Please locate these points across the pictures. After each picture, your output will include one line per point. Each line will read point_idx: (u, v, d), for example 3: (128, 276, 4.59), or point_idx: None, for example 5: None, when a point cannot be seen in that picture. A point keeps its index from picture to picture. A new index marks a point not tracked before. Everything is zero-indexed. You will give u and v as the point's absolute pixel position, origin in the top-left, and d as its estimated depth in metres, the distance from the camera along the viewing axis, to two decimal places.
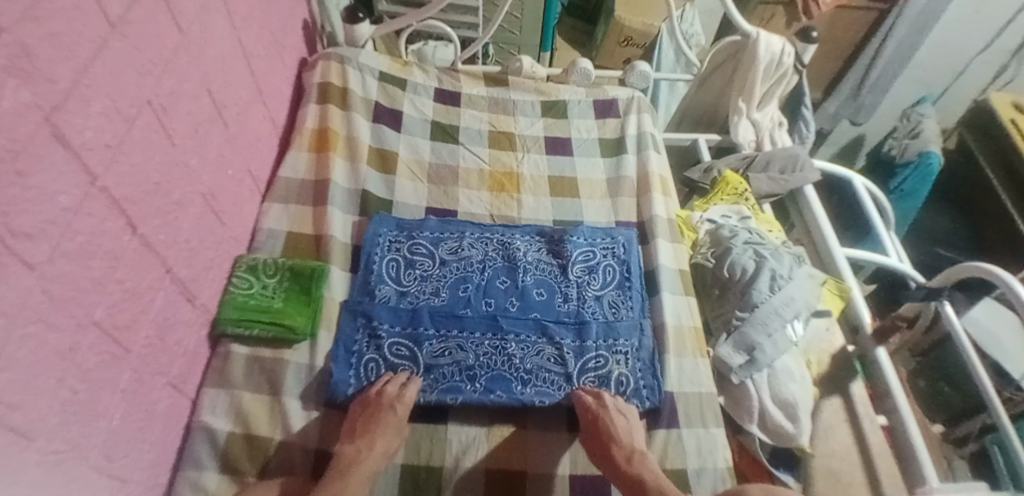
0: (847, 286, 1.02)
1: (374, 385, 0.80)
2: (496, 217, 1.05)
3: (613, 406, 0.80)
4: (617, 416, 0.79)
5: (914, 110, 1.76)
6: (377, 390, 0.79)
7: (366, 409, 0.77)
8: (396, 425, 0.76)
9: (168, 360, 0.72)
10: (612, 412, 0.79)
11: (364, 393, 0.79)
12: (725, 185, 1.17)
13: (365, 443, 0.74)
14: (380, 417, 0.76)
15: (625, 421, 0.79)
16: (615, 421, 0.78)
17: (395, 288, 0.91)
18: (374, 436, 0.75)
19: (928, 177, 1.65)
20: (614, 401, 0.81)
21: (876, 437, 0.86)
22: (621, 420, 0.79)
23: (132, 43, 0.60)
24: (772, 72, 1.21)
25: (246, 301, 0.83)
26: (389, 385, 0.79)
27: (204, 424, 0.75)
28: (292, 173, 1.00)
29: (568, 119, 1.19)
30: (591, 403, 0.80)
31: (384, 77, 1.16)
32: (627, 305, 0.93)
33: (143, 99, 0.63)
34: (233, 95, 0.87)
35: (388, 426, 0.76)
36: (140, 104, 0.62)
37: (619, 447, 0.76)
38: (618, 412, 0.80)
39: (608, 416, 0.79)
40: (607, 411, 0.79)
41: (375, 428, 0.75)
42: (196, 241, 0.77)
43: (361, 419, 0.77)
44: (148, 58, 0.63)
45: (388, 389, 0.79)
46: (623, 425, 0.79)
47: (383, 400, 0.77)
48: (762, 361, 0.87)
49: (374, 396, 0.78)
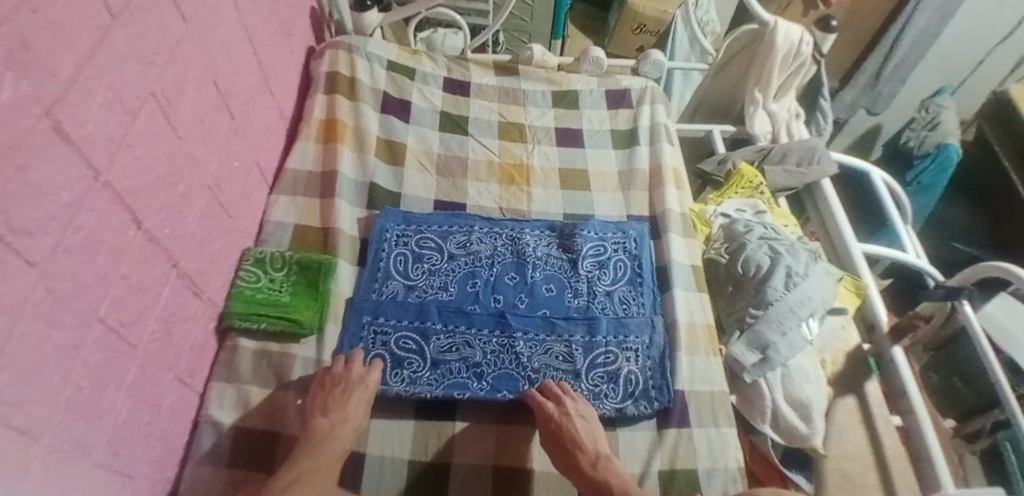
0: (864, 283, 0.99)
1: (337, 361, 0.78)
2: (506, 210, 1.03)
3: (572, 409, 0.77)
4: (577, 420, 0.76)
5: (932, 102, 1.71)
6: (341, 367, 0.78)
7: (334, 384, 0.76)
8: (365, 401, 0.76)
9: (175, 354, 0.71)
10: (569, 417, 0.76)
11: (329, 370, 0.78)
12: (740, 178, 1.14)
13: (340, 417, 0.73)
14: (350, 392, 0.75)
15: (581, 425, 0.76)
16: (573, 425, 0.75)
17: (403, 282, 0.90)
18: (347, 410, 0.73)
19: (946, 169, 1.61)
20: (575, 403, 0.79)
21: (891, 439, 0.85)
22: (582, 423, 0.77)
23: (134, 32, 0.59)
24: (790, 62, 1.18)
25: (254, 295, 0.83)
26: (356, 361, 0.79)
27: (213, 419, 0.75)
28: (299, 164, 0.99)
29: (579, 109, 1.17)
30: (556, 409, 0.77)
31: (393, 66, 1.14)
32: (638, 301, 0.92)
33: (146, 91, 0.62)
34: (239, 85, 0.85)
35: (361, 401, 0.75)
36: (143, 96, 0.61)
37: (583, 453, 0.74)
38: (576, 415, 0.77)
39: (568, 423, 0.75)
40: (566, 416, 0.76)
41: (347, 403, 0.74)
42: (203, 233, 0.77)
43: (330, 394, 0.75)
44: (151, 49, 0.62)
45: (353, 367, 0.78)
46: (585, 428, 0.77)
47: (353, 377, 0.77)
48: (776, 359, 0.85)
49: (342, 374, 0.77)
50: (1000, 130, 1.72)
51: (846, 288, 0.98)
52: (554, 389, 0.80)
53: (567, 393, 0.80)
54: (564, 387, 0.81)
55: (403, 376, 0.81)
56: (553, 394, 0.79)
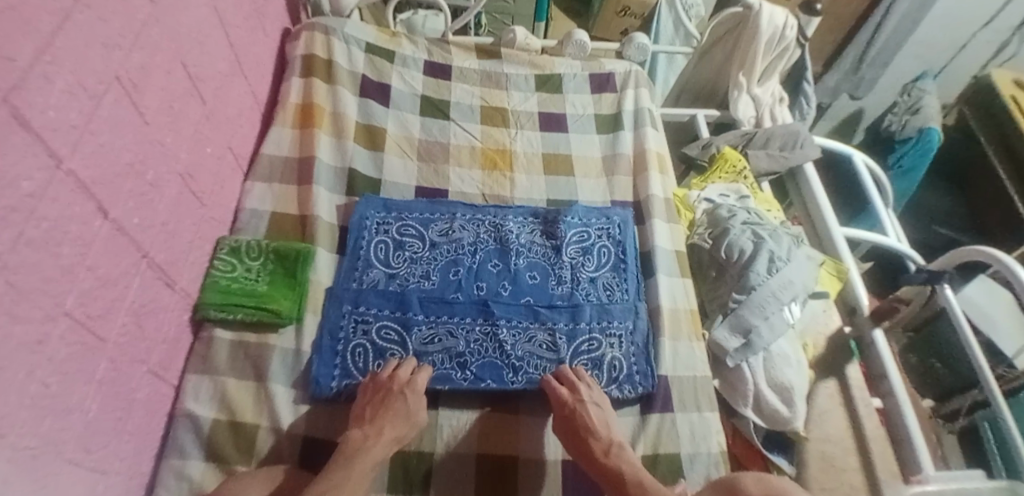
0: (846, 267, 1.00)
1: (382, 371, 0.77)
2: (488, 197, 1.01)
3: (589, 397, 0.77)
4: (592, 407, 0.76)
5: (914, 86, 1.73)
6: (386, 375, 0.77)
7: (377, 394, 0.75)
8: (407, 412, 0.73)
9: (147, 347, 0.69)
10: (584, 404, 0.76)
11: (374, 378, 0.77)
12: (724, 163, 1.14)
13: (374, 429, 0.71)
14: (389, 402, 0.73)
15: (602, 416, 0.76)
16: (587, 412, 0.75)
17: (383, 271, 0.88)
18: (383, 422, 0.72)
19: (927, 153, 1.64)
20: (595, 394, 0.78)
21: (871, 422, 0.86)
22: (596, 411, 0.76)
23: (97, 15, 0.56)
24: (774, 45, 1.17)
25: (229, 285, 0.80)
26: (401, 370, 0.77)
27: (188, 412, 0.73)
28: (275, 149, 0.96)
29: (563, 94, 1.15)
30: (569, 395, 0.77)
31: (372, 49, 1.11)
32: (621, 287, 0.91)
33: (110, 74, 0.59)
34: (210, 68, 0.82)
35: (399, 410, 0.73)
36: (108, 81, 0.58)
37: (600, 443, 0.73)
38: (592, 402, 0.77)
39: (583, 410, 0.75)
40: (580, 403, 0.76)
41: (385, 414, 0.72)
42: (174, 223, 0.74)
43: (372, 404, 0.74)
44: (116, 32, 0.59)
45: (399, 374, 0.76)
46: (598, 415, 0.76)
47: (393, 386, 0.75)
48: (758, 344, 0.85)
49: (385, 381, 0.76)
50: (982, 116, 1.76)
51: (828, 272, 1.00)
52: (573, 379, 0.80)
53: (584, 379, 0.80)
54: (580, 373, 0.81)
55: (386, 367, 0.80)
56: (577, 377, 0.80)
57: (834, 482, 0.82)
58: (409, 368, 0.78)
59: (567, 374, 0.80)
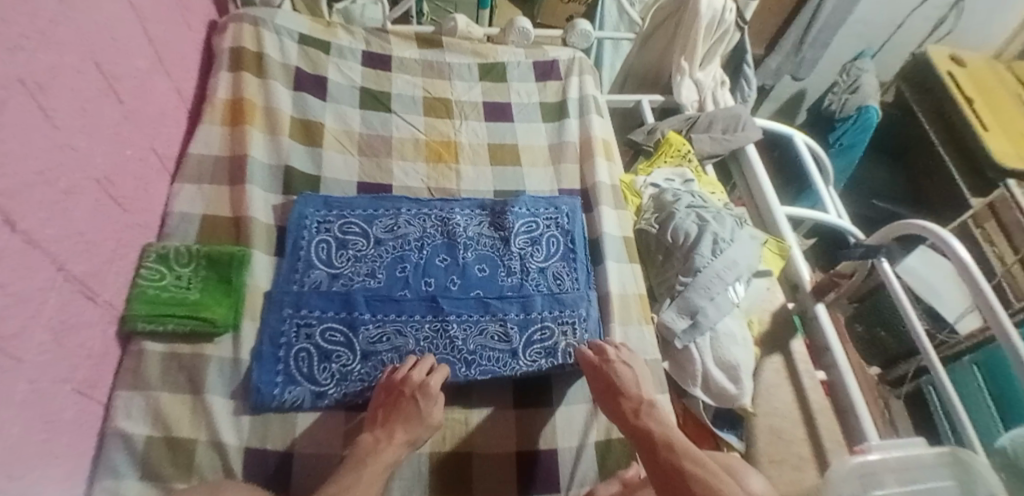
0: (787, 245, 1.03)
1: (401, 369, 0.76)
2: (434, 190, 0.99)
3: (617, 361, 0.78)
4: (622, 367, 0.77)
5: (854, 65, 1.78)
6: (399, 376, 0.75)
7: (390, 396, 0.73)
8: (420, 415, 0.72)
9: (70, 365, 0.64)
10: (614, 366, 0.77)
11: (389, 379, 0.75)
12: (668, 147, 1.15)
13: (386, 433, 0.70)
14: (402, 405, 0.72)
15: (633, 378, 0.77)
16: (616, 374, 0.76)
17: (326, 271, 0.85)
18: (395, 425, 0.71)
19: (868, 129, 1.69)
20: (628, 358, 0.79)
21: (817, 393, 0.89)
22: (627, 371, 0.77)
23: None
24: (714, 29, 1.19)
25: (158, 294, 0.75)
26: (414, 372, 0.75)
27: (119, 431, 0.68)
28: (204, 149, 0.91)
29: (507, 83, 1.14)
30: (603, 358, 0.78)
31: (305, 40, 1.06)
32: (572, 276, 0.91)
33: (12, 77, 0.53)
34: (128, 64, 0.76)
35: (411, 416, 0.71)
36: (10, 83, 0.53)
37: (632, 405, 0.74)
38: (624, 364, 0.78)
39: (610, 374, 0.76)
40: (608, 366, 0.77)
41: (397, 419, 0.71)
42: (94, 232, 0.68)
43: (385, 406, 0.73)
44: (17, 31, 0.54)
45: (413, 377, 0.74)
46: (630, 375, 0.77)
47: (405, 388, 0.73)
48: (705, 324, 0.87)
49: (397, 384, 0.74)
50: (920, 93, 1.85)
51: (771, 250, 1.02)
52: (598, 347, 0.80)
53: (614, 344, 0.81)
54: (613, 342, 0.83)
55: (332, 370, 0.78)
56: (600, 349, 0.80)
57: (783, 453, 0.86)
58: (427, 365, 0.78)
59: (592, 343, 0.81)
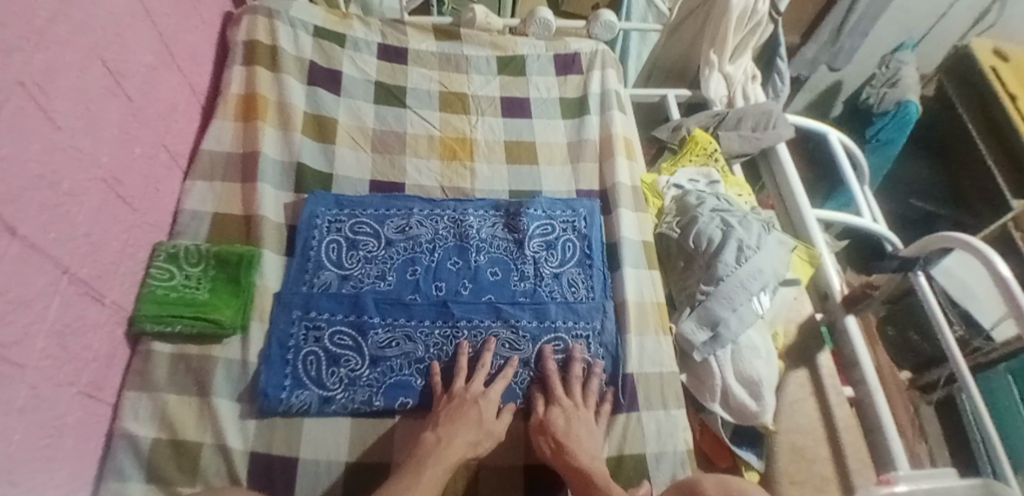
0: (818, 251, 0.97)
1: (458, 379, 0.76)
2: (448, 189, 0.97)
3: (571, 406, 0.76)
4: (574, 424, 0.74)
5: (894, 57, 1.67)
6: (461, 386, 0.76)
7: (452, 402, 0.74)
8: (480, 420, 0.72)
9: (75, 368, 0.64)
10: (564, 410, 0.75)
11: (449, 388, 0.76)
12: (694, 145, 1.10)
13: (445, 432, 0.69)
14: (464, 410, 0.72)
15: (578, 423, 0.74)
16: (562, 419, 0.74)
17: (336, 272, 0.84)
18: (457, 427, 0.70)
19: (905, 126, 1.61)
20: (587, 406, 0.77)
21: (843, 411, 0.85)
22: (583, 427, 0.74)
23: None
24: (746, 21, 1.12)
25: (167, 295, 0.75)
26: (474, 381, 0.76)
27: (126, 431, 0.69)
28: (216, 145, 0.90)
29: (526, 76, 1.10)
30: (560, 399, 0.76)
31: (320, 32, 1.04)
32: (587, 284, 0.88)
33: (8, 80, 0.52)
34: (135, 60, 0.75)
35: (472, 420, 0.71)
36: (6, 85, 0.52)
37: (580, 449, 0.71)
38: (576, 409, 0.76)
39: (558, 418, 0.74)
40: (559, 409, 0.75)
41: (458, 421, 0.71)
42: (100, 233, 0.68)
43: (447, 411, 0.73)
44: (15, 33, 0.53)
45: (473, 385, 0.75)
46: (583, 430, 0.73)
47: (469, 394, 0.74)
48: (726, 336, 0.82)
49: (460, 391, 0.75)
50: (961, 86, 1.75)
51: (799, 257, 0.98)
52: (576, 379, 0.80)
53: (580, 378, 0.80)
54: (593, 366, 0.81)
55: (340, 375, 0.76)
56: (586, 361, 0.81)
57: (804, 473, 0.82)
58: (487, 365, 0.78)
59: (573, 369, 0.80)
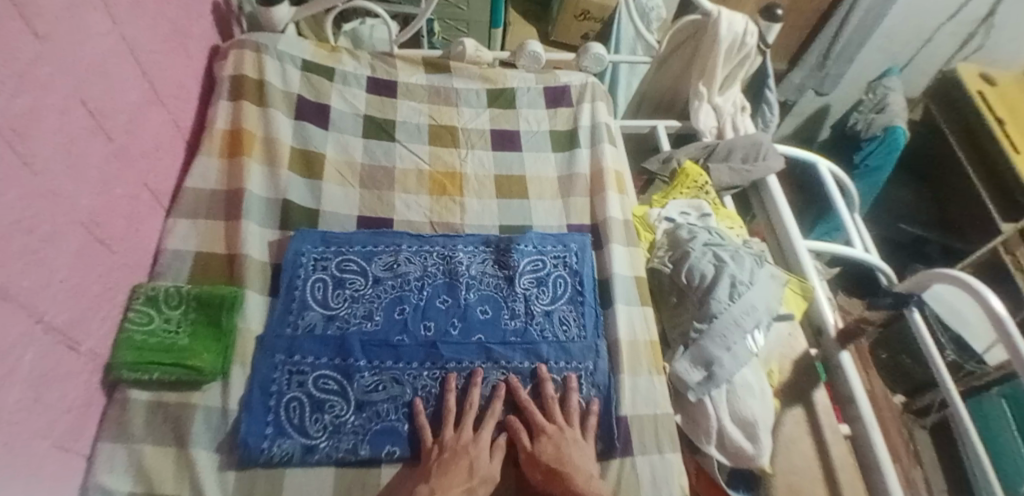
0: (811, 285, 0.97)
1: (447, 428, 0.74)
2: (437, 225, 0.95)
3: (555, 430, 0.75)
4: (566, 450, 0.73)
5: (880, 83, 1.70)
6: (451, 435, 0.74)
7: (444, 454, 0.72)
8: (472, 468, 0.71)
9: (49, 420, 0.61)
10: (551, 437, 0.74)
11: (439, 439, 0.74)
12: (684, 178, 1.10)
13: (438, 485, 0.68)
14: (456, 461, 0.70)
15: (569, 447, 0.74)
16: (551, 447, 0.74)
17: (321, 313, 0.81)
18: (451, 480, 0.68)
19: (893, 151, 1.61)
20: (572, 427, 0.77)
21: (839, 449, 0.83)
22: (576, 447, 0.74)
23: None
24: (734, 53, 1.13)
25: (145, 340, 0.72)
26: (464, 428, 0.74)
27: (100, 485, 0.66)
28: (201, 183, 0.88)
29: (516, 109, 1.10)
30: (544, 428, 0.75)
31: (309, 67, 1.03)
32: (579, 322, 0.86)
33: None
34: (118, 99, 0.74)
35: (464, 470, 0.70)
36: None
37: (575, 470, 0.72)
38: (563, 432, 0.75)
39: (547, 447, 0.74)
40: (546, 438, 0.74)
41: (450, 472, 0.69)
42: (79, 278, 0.65)
43: (439, 463, 0.71)
44: None
45: (463, 434, 0.74)
46: (577, 450, 0.74)
47: (460, 445, 0.72)
48: (721, 375, 0.80)
49: (451, 441, 0.73)
50: (949, 112, 1.77)
51: (793, 290, 0.96)
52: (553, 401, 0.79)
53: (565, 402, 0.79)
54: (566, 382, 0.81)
55: (324, 422, 0.74)
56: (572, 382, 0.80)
57: None
58: (475, 404, 0.77)
59: (547, 389, 0.79)
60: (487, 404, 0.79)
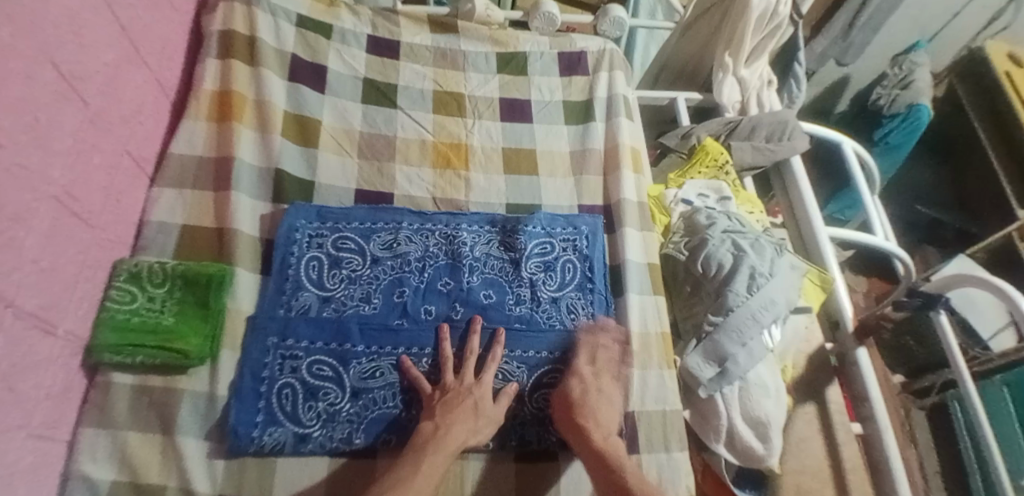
0: (831, 277, 0.91)
1: (448, 373, 0.73)
2: (440, 201, 0.89)
3: (590, 376, 0.75)
4: (592, 403, 0.72)
5: (906, 58, 1.58)
6: (452, 378, 0.72)
7: (446, 396, 0.70)
8: (476, 411, 0.70)
9: (24, 410, 0.57)
10: (582, 381, 0.74)
11: (441, 381, 0.72)
12: (704, 155, 1.03)
13: (443, 420, 0.68)
14: (461, 402, 0.70)
15: (594, 396, 0.73)
16: (580, 390, 0.73)
17: (316, 294, 0.77)
18: (455, 419, 0.68)
19: (915, 131, 1.54)
20: (608, 378, 0.76)
21: (850, 450, 0.81)
22: (601, 405, 0.73)
23: None
24: (766, 22, 1.04)
25: (128, 320, 0.68)
26: (466, 372, 0.73)
27: (84, 473, 0.63)
28: (187, 149, 0.82)
29: (528, 76, 1.02)
30: (580, 370, 0.75)
31: (304, 22, 0.95)
32: (588, 311, 0.82)
33: None
34: (93, 59, 0.66)
35: (469, 410, 0.69)
36: None
37: (594, 426, 0.70)
38: (596, 380, 0.75)
39: (576, 388, 0.74)
40: (578, 380, 0.74)
41: (455, 413, 0.68)
42: (52, 259, 0.60)
43: (443, 401, 0.70)
44: None
45: (466, 376, 0.73)
46: (602, 404, 0.73)
47: (463, 387, 0.71)
48: (734, 372, 0.77)
49: (453, 383, 0.72)
50: (972, 90, 1.68)
51: (811, 281, 0.91)
52: (594, 344, 0.78)
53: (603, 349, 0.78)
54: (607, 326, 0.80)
55: (318, 410, 0.70)
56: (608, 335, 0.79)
57: None
58: (475, 351, 0.75)
59: (585, 343, 0.78)
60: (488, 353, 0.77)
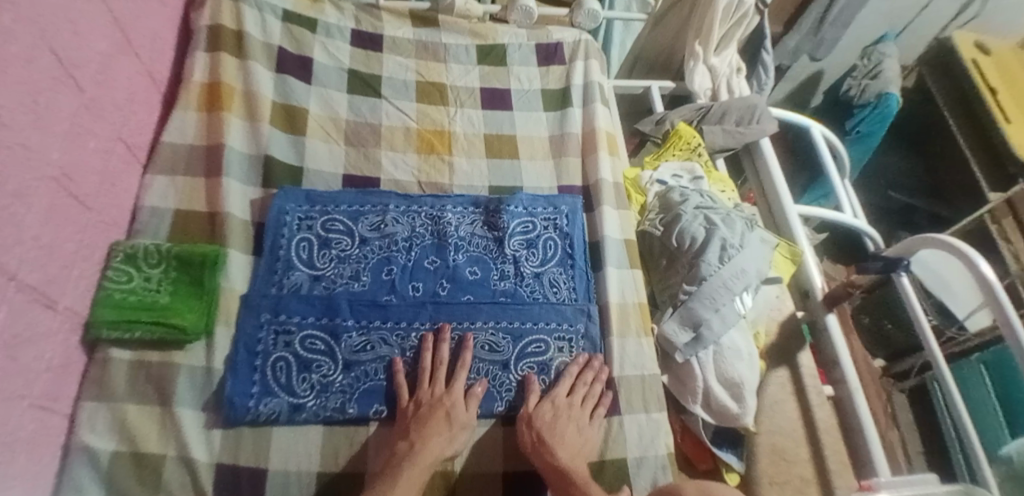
0: (800, 250, 0.96)
1: (422, 383, 0.74)
2: (425, 185, 0.93)
3: (564, 403, 0.76)
4: (562, 427, 0.74)
5: (875, 49, 1.64)
6: (427, 391, 0.74)
7: (420, 410, 0.72)
8: (450, 428, 0.71)
9: (26, 380, 0.59)
10: (554, 407, 0.75)
11: (416, 396, 0.74)
12: (678, 140, 1.08)
13: (418, 436, 0.69)
14: (433, 419, 0.71)
15: (564, 421, 0.74)
16: (550, 415, 0.75)
17: (307, 273, 0.80)
18: (429, 434, 0.69)
19: (885, 119, 1.59)
20: (582, 410, 0.76)
21: (824, 411, 0.84)
22: (573, 432, 0.74)
23: None
24: (732, 12, 1.09)
25: (125, 299, 0.71)
26: (437, 385, 0.74)
27: (84, 444, 0.65)
28: (178, 137, 0.85)
29: (507, 66, 1.06)
30: (554, 397, 0.76)
31: (290, 17, 0.99)
32: (570, 285, 0.86)
33: None
34: (87, 49, 0.69)
35: (443, 420, 0.71)
36: None
37: (561, 447, 0.72)
38: (570, 407, 0.76)
39: (546, 413, 0.75)
40: (550, 405, 0.76)
41: (429, 428, 0.70)
42: (50, 237, 0.63)
43: (416, 419, 0.71)
44: None
45: (435, 391, 0.74)
46: (573, 430, 0.74)
47: (439, 403, 0.72)
48: (708, 337, 0.81)
49: (429, 398, 0.73)
50: (941, 77, 1.74)
51: (782, 255, 0.96)
52: (578, 382, 0.79)
53: (588, 382, 0.79)
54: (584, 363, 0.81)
55: (312, 381, 0.73)
56: (591, 356, 0.80)
57: (784, 475, 0.82)
58: (444, 361, 0.76)
59: (569, 370, 0.79)
60: (454, 355, 0.78)
